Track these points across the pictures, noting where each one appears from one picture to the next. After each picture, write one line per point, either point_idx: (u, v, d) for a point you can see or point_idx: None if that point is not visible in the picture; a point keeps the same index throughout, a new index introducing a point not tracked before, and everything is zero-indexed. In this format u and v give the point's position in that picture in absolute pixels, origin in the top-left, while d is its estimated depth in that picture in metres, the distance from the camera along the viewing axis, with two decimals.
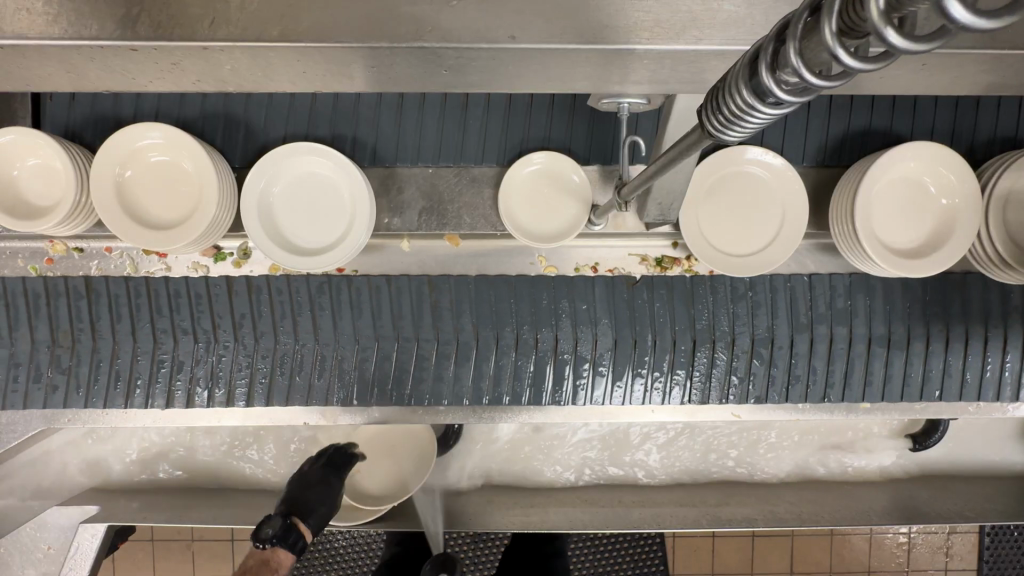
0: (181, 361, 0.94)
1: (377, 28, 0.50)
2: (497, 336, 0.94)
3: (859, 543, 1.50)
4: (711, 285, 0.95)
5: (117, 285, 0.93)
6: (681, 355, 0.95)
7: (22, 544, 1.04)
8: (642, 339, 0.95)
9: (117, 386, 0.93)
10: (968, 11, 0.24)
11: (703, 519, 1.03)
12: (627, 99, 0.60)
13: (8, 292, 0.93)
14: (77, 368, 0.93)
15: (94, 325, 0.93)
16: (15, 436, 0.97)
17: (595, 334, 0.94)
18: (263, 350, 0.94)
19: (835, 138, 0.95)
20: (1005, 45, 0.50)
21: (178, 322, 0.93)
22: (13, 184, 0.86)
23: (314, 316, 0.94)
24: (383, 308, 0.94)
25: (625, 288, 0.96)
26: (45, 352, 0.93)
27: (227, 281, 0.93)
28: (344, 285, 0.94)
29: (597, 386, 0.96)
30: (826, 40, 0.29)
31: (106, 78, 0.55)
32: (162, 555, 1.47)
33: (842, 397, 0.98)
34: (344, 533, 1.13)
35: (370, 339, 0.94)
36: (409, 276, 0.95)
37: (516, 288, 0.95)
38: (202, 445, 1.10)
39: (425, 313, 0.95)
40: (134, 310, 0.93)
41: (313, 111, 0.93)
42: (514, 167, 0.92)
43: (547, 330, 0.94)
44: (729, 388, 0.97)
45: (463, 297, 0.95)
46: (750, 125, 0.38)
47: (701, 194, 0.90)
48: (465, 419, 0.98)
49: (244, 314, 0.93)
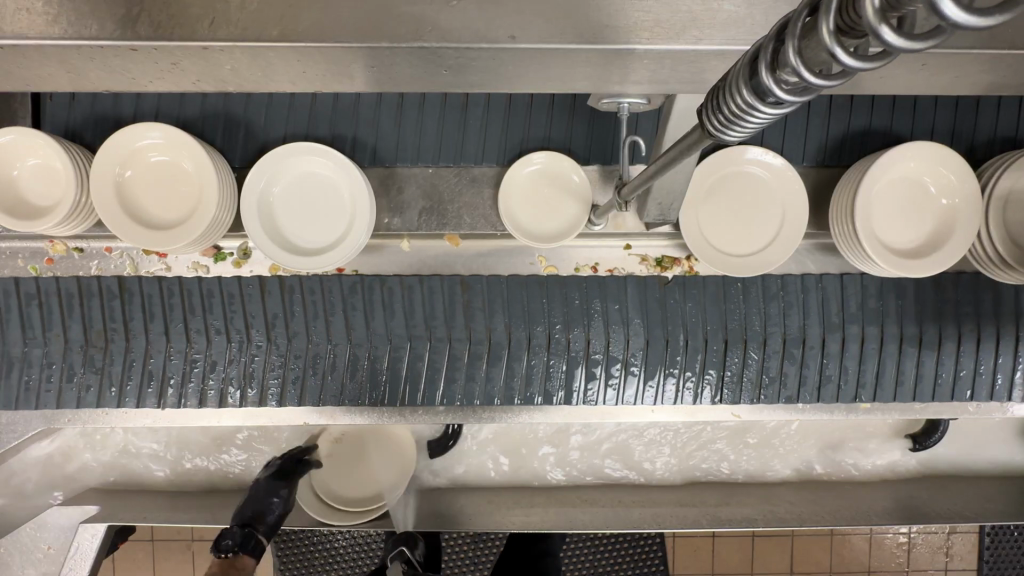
0: (214, 361, 0.93)
1: (377, 28, 0.50)
2: (530, 335, 0.94)
3: (859, 543, 1.50)
4: (742, 285, 0.95)
5: (150, 284, 0.93)
6: (714, 354, 0.95)
7: (22, 544, 1.05)
8: (676, 338, 0.94)
9: (150, 385, 0.93)
10: (958, 7, 0.24)
11: (703, 519, 1.03)
12: (627, 99, 0.60)
13: (42, 291, 0.92)
14: (110, 369, 0.93)
15: (127, 325, 0.93)
16: (15, 435, 0.98)
17: (627, 334, 0.94)
18: (295, 351, 0.93)
19: (835, 138, 0.95)
20: (1005, 45, 0.49)
21: (211, 322, 0.93)
22: (13, 184, 0.86)
23: (346, 315, 0.93)
24: (415, 308, 0.94)
25: (657, 288, 0.95)
26: (78, 352, 0.93)
27: (260, 281, 0.93)
28: (376, 285, 0.94)
29: (628, 386, 0.96)
30: (825, 39, 0.29)
31: (106, 78, 0.55)
32: (162, 555, 1.47)
33: (874, 397, 0.98)
34: (344, 533, 1.13)
35: (402, 339, 0.94)
36: (441, 276, 0.95)
37: (548, 288, 0.95)
38: (200, 445, 1.10)
39: (457, 314, 0.94)
40: (167, 310, 0.92)
41: (313, 111, 0.93)
42: (514, 167, 0.92)
43: (579, 329, 0.94)
44: (764, 386, 0.97)
45: (495, 297, 0.94)
46: (750, 125, 0.38)
47: (701, 194, 0.90)
48: (465, 419, 0.98)
49: (277, 314, 0.93)
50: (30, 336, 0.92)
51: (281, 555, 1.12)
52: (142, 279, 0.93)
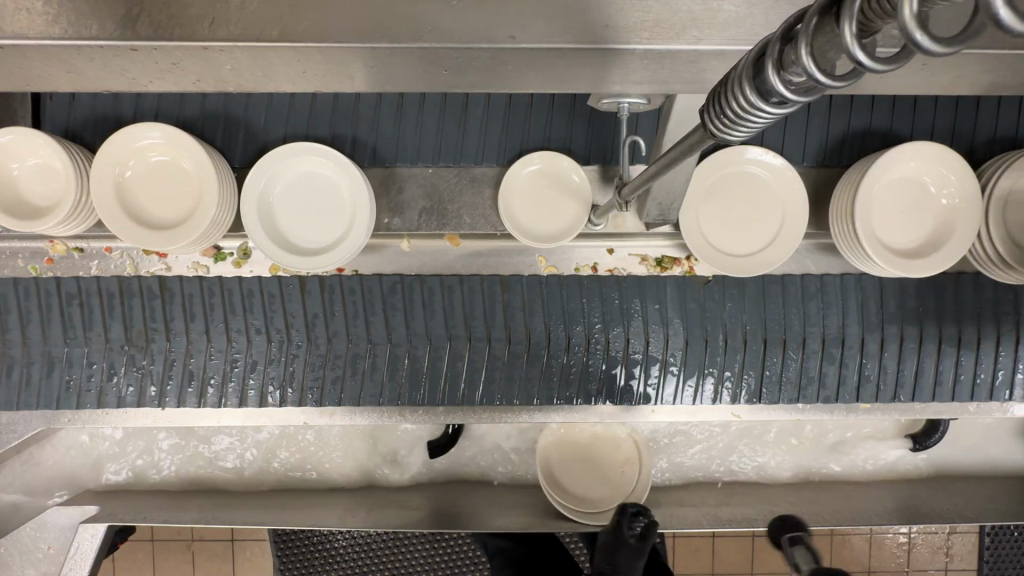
0: (255, 361, 0.94)
1: (377, 28, 0.50)
2: (570, 337, 0.95)
3: (859, 543, 1.50)
4: (782, 285, 0.96)
5: (191, 284, 0.93)
6: (753, 354, 0.96)
7: (22, 544, 1.04)
8: (714, 337, 0.95)
9: (191, 385, 0.94)
10: (1015, 15, 0.23)
11: (703, 519, 1.03)
12: (627, 99, 0.60)
13: (83, 291, 0.93)
14: (152, 368, 0.94)
15: (169, 325, 0.94)
16: (15, 435, 0.98)
17: (667, 334, 0.95)
18: (335, 351, 0.94)
19: (835, 138, 0.95)
20: (1006, 45, 0.49)
21: (252, 322, 0.94)
22: (13, 183, 0.86)
23: (386, 315, 0.94)
24: (455, 307, 0.95)
25: (696, 287, 0.96)
26: (120, 351, 0.94)
27: (300, 280, 0.94)
28: (416, 285, 0.95)
29: (667, 384, 0.96)
30: (846, 41, 0.29)
31: (106, 79, 0.55)
32: (162, 555, 1.47)
33: (913, 397, 0.98)
34: (344, 533, 1.12)
35: (442, 338, 0.94)
36: (481, 276, 0.95)
37: (587, 287, 0.95)
38: (202, 445, 1.10)
39: (497, 314, 0.95)
40: (208, 310, 0.93)
41: (313, 111, 0.93)
42: (514, 167, 0.92)
43: (618, 328, 0.95)
44: (804, 389, 0.97)
45: (534, 297, 0.95)
46: (753, 125, 0.38)
47: (701, 193, 0.90)
48: (467, 419, 0.98)
49: (317, 314, 0.94)
50: (72, 336, 0.93)
51: (281, 556, 1.13)
52: (183, 279, 0.93)
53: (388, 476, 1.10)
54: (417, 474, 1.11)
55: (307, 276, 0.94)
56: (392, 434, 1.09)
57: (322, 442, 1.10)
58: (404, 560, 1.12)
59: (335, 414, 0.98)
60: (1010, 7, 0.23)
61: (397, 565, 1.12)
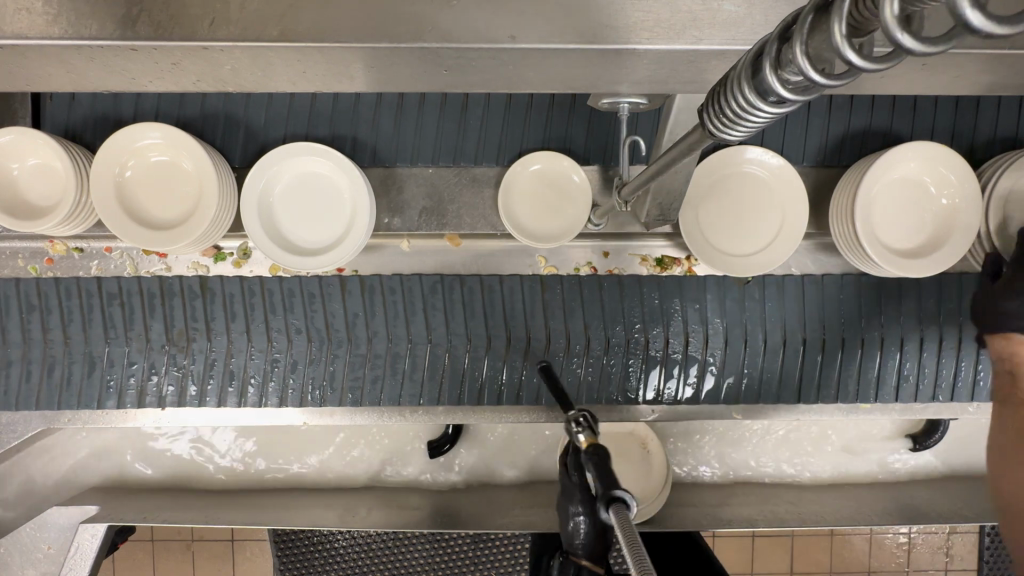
0: (297, 360, 0.95)
1: (377, 28, 0.50)
2: (609, 337, 0.95)
3: (859, 542, 1.50)
4: (822, 285, 0.96)
5: (232, 284, 0.94)
6: (793, 352, 0.96)
7: (22, 545, 1.03)
8: (754, 337, 0.95)
9: (231, 384, 0.95)
10: (985, 17, 0.25)
11: (703, 519, 1.02)
12: (627, 99, 0.60)
13: (124, 291, 0.93)
14: (192, 368, 0.94)
15: (209, 325, 0.94)
16: (15, 435, 0.98)
17: (707, 334, 0.95)
18: (375, 351, 0.95)
19: (834, 138, 0.95)
20: (1005, 45, 0.49)
21: (292, 322, 0.94)
22: (13, 183, 0.86)
23: (427, 315, 0.95)
24: (495, 308, 0.95)
25: (736, 287, 0.96)
26: (160, 351, 0.94)
27: (340, 280, 0.94)
28: (456, 284, 0.95)
29: (705, 380, 0.96)
30: (838, 39, 0.30)
31: (106, 79, 0.55)
32: (163, 556, 1.47)
33: (951, 397, 0.99)
34: (345, 534, 1.12)
35: (482, 338, 0.95)
36: (522, 276, 0.95)
37: (626, 288, 0.95)
38: (204, 444, 1.10)
39: (537, 312, 0.95)
40: (249, 310, 0.93)
41: (313, 111, 0.93)
42: (515, 167, 0.92)
43: (657, 329, 0.95)
44: (846, 390, 0.97)
45: (575, 297, 0.95)
46: (752, 125, 0.38)
47: (701, 193, 0.90)
48: (466, 418, 0.98)
49: (357, 314, 0.94)
50: (112, 335, 0.93)
51: (281, 556, 1.13)
52: (224, 279, 0.93)
53: (389, 476, 1.10)
54: (417, 474, 1.11)
55: (348, 276, 0.95)
56: (393, 435, 1.10)
57: (323, 441, 1.10)
58: (404, 560, 1.12)
59: (335, 414, 0.98)
60: (978, 11, 0.25)
61: (397, 564, 1.12)
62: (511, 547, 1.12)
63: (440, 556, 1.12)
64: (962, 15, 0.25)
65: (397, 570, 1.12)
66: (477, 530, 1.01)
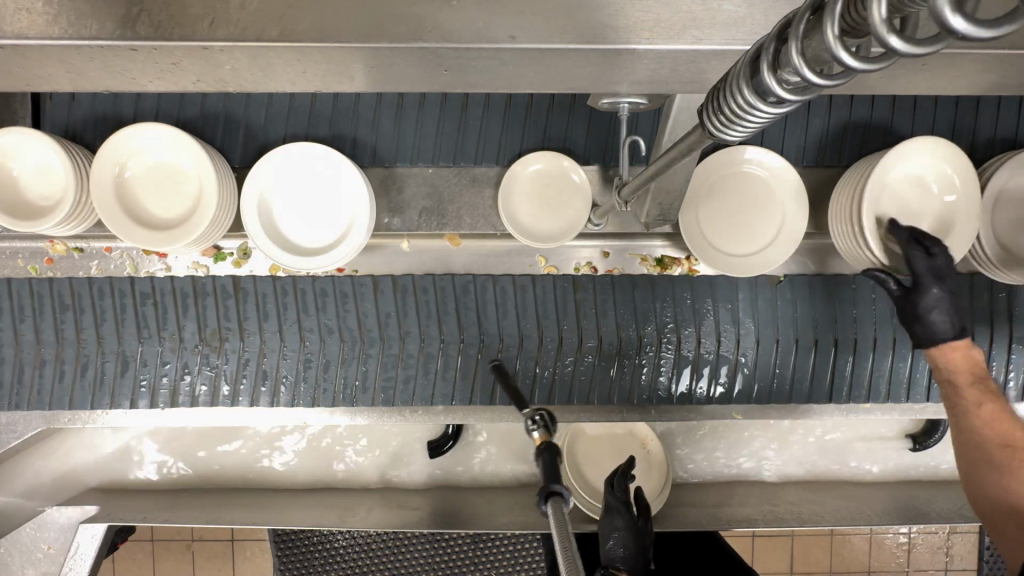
0: (330, 360, 0.95)
1: (376, 28, 0.50)
2: (641, 337, 0.95)
3: (859, 543, 1.50)
4: (855, 286, 0.96)
5: (264, 283, 0.94)
6: (825, 352, 0.96)
7: (21, 545, 1.02)
8: (786, 337, 0.95)
9: (264, 385, 0.95)
10: (969, 22, 0.26)
11: (702, 520, 1.02)
12: (627, 99, 0.61)
13: (157, 291, 0.93)
14: (225, 368, 0.94)
15: (242, 325, 0.94)
16: (15, 435, 0.99)
17: (739, 334, 0.95)
18: (407, 351, 0.95)
19: (835, 138, 0.95)
20: (1005, 45, 0.49)
21: (325, 322, 0.94)
22: (13, 183, 0.86)
23: (459, 314, 0.95)
24: (527, 308, 0.95)
25: (768, 287, 0.96)
26: (192, 351, 0.94)
27: (373, 281, 0.94)
28: (489, 284, 0.95)
29: (737, 379, 0.96)
30: (829, 40, 0.30)
31: (106, 78, 0.55)
32: (163, 556, 1.47)
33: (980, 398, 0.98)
34: (345, 534, 1.12)
35: (514, 338, 0.95)
36: (554, 277, 0.95)
37: (658, 288, 0.95)
38: (206, 444, 1.10)
39: (569, 312, 0.95)
40: (282, 309, 0.94)
41: (314, 111, 0.93)
42: (515, 167, 0.93)
43: (689, 328, 0.95)
44: (878, 389, 0.98)
45: (607, 297, 0.95)
46: (750, 125, 0.38)
47: (700, 193, 0.91)
48: (466, 418, 0.98)
49: (390, 314, 0.94)
50: (145, 335, 0.93)
51: (281, 556, 1.13)
52: (257, 279, 0.93)
53: (390, 476, 1.10)
54: (417, 474, 1.10)
55: (380, 276, 0.95)
56: (394, 435, 1.10)
57: (324, 441, 1.10)
58: (404, 560, 1.12)
59: (336, 414, 0.98)
60: (959, 17, 0.25)
61: (397, 564, 1.12)
62: (512, 547, 1.12)
63: (440, 556, 1.12)
64: (947, 21, 0.26)
65: (397, 571, 1.13)
66: (477, 530, 1.01)
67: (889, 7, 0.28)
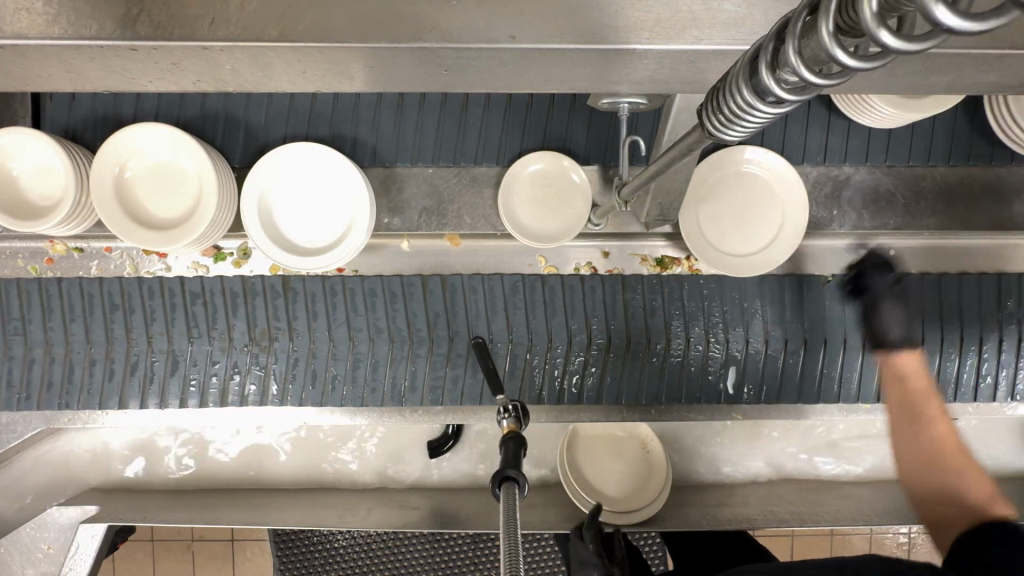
0: (378, 360, 0.95)
1: (376, 28, 0.50)
2: (689, 337, 0.95)
3: (859, 542, 1.50)
4: (902, 285, 0.96)
5: (314, 283, 0.94)
6: (872, 353, 0.96)
7: (22, 544, 1.02)
8: (833, 337, 0.96)
9: (314, 385, 0.95)
10: (953, 14, 0.26)
11: (702, 519, 1.02)
12: (627, 99, 0.61)
13: (207, 290, 0.93)
14: (274, 368, 0.95)
15: (291, 325, 0.94)
16: (15, 435, 0.99)
17: (786, 332, 0.96)
18: (456, 351, 0.94)
19: (834, 137, 0.96)
20: (1005, 45, 0.49)
21: (373, 322, 0.94)
22: (13, 183, 0.86)
23: (507, 313, 0.95)
24: (577, 308, 0.95)
25: (817, 287, 0.96)
26: (243, 351, 0.94)
27: (422, 280, 0.94)
28: (538, 284, 0.95)
29: (785, 380, 0.97)
30: (825, 40, 0.30)
31: (105, 78, 0.55)
32: (162, 556, 1.47)
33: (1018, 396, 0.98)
34: (345, 533, 1.12)
35: (562, 338, 0.95)
36: (603, 277, 0.95)
37: (707, 287, 0.95)
38: (208, 443, 1.10)
39: (617, 313, 0.95)
40: (331, 309, 0.94)
41: (314, 111, 0.93)
42: (514, 167, 0.93)
43: (738, 329, 0.95)
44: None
45: (655, 296, 0.95)
46: (750, 125, 0.38)
47: (700, 194, 0.91)
48: (465, 418, 0.99)
49: (439, 313, 0.94)
50: (195, 335, 0.94)
51: (281, 556, 1.13)
52: (307, 279, 0.94)
53: (390, 476, 1.10)
54: (417, 474, 1.10)
55: (429, 276, 0.95)
56: (394, 436, 1.10)
57: (324, 441, 1.10)
58: (404, 560, 1.12)
59: (336, 414, 0.98)
60: (944, 9, 0.26)
61: (397, 564, 1.12)
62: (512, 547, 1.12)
63: (440, 556, 1.12)
64: (933, 12, 0.26)
65: (397, 570, 1.13)
66: (477, 530, 1.01)
67: (883, 5, 0.28)
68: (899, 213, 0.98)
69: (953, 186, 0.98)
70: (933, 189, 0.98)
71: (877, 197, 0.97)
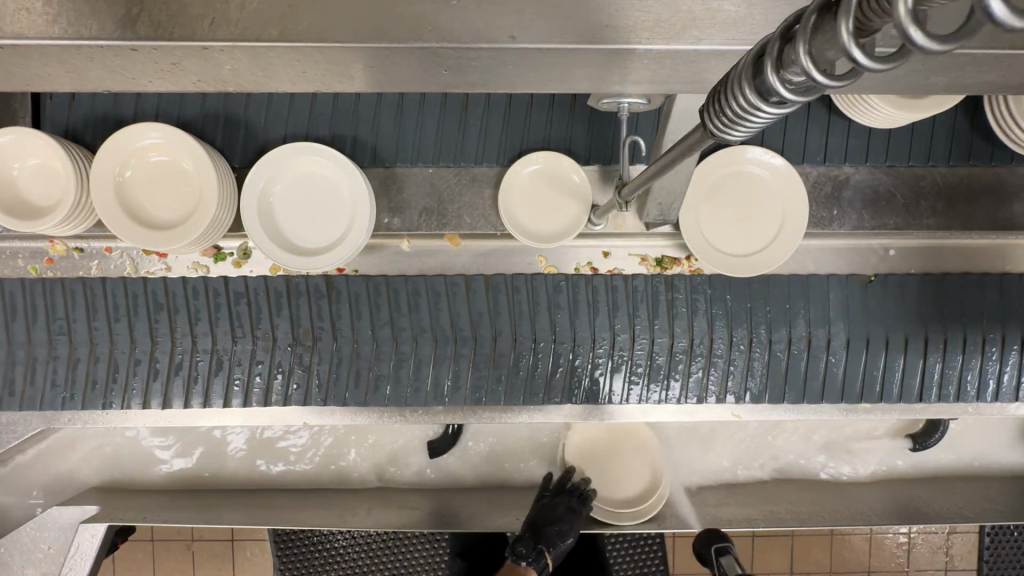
0: (421, 359, 0.95)
1: (376, 28, 0.50)
2: (732, 335, 0.95)
3: (859, 542, 1.50)
4: (945, 284, 0.97)
5: (357, 284, 0.94)
6: (914, 353, 0.97)
7: (22, 544, 1.03)
8: (876, 335, 0.96)
9: (360, 385, 0.95)
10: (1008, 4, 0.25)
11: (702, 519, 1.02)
12: (627, 99, 0.61)
13: (251, 290, 0.93)
14: (318, 367, 0.94)
15: (335, 325, 0.94)
16: (15, 435, 1.00)
17: (830, 333, 0.96)
18: (499, 352, 0.94)
19: (834, 138, 0.96)
20: (1005, 45, 0.49)
21: (417, 322, 0.94)
22: (12, 183, 0.86)
23: (551, 313, 0.95)
24: (620, 306, 0.95)
25: (860, 287, 0.97)
26: (286, 350, 0.94)
27: (465, 280, 0.95)
28: (581, 284, 0.95)
29: (828, 380, 0.97)
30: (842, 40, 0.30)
31: (105, 78, 0.55)
32: (162, 556, 1.47)
33: None
34: (345, 534, 1.12)
35: (606, 337, 0.95)
36: (646, 276, 0.95)
37: (753, 288, 0.96)
38: (209, 443, 1.10)
39: (661, 313, 0.95)
40: (375, 310, 0.94)
41: (314, 111, 0.93)
42: (514, 168, 0.92)
43: (781, 329, 0.96)
44: (965, 389, 0.98)
45: (699, 295, 0.95)
46: (753, 125, 0.38)
47: (701, 193, 0.90)
48: (465, 419, 0.99)
49: (482, 313, 0.95)
50: (239, 334, 0.94)
51: (281, 556, 1.13)
52: (351, 279, 0.94)
53: (390, 476, 1.10)
54: (417, 474, 1.11)
55: (472, 275, 0.95)
56: (394, 436, 1.10)
57: (325, 441, 1.10)
58: (404, 560, 1.12)
59: (336, 414, 0.98)
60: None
61: (397, 564, 1.12)
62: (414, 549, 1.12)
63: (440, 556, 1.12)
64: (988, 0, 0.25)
65: (397, 570, 1.13)
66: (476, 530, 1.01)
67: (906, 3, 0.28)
68: (902, 213, 0.97)
69: (953, 186, 0.98)
70: (933, 189, 0.97)
71: (877, 197, 0.97)
